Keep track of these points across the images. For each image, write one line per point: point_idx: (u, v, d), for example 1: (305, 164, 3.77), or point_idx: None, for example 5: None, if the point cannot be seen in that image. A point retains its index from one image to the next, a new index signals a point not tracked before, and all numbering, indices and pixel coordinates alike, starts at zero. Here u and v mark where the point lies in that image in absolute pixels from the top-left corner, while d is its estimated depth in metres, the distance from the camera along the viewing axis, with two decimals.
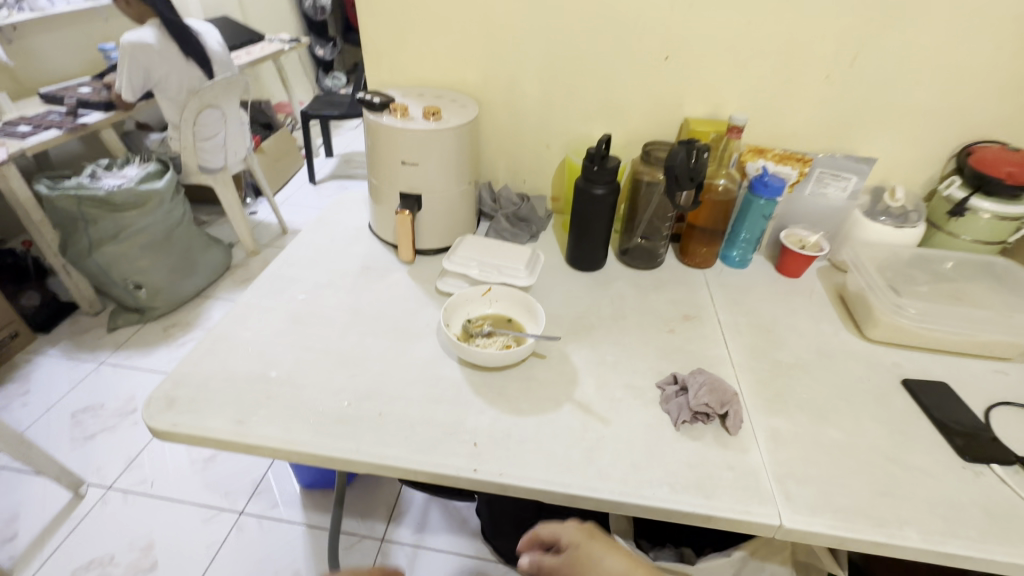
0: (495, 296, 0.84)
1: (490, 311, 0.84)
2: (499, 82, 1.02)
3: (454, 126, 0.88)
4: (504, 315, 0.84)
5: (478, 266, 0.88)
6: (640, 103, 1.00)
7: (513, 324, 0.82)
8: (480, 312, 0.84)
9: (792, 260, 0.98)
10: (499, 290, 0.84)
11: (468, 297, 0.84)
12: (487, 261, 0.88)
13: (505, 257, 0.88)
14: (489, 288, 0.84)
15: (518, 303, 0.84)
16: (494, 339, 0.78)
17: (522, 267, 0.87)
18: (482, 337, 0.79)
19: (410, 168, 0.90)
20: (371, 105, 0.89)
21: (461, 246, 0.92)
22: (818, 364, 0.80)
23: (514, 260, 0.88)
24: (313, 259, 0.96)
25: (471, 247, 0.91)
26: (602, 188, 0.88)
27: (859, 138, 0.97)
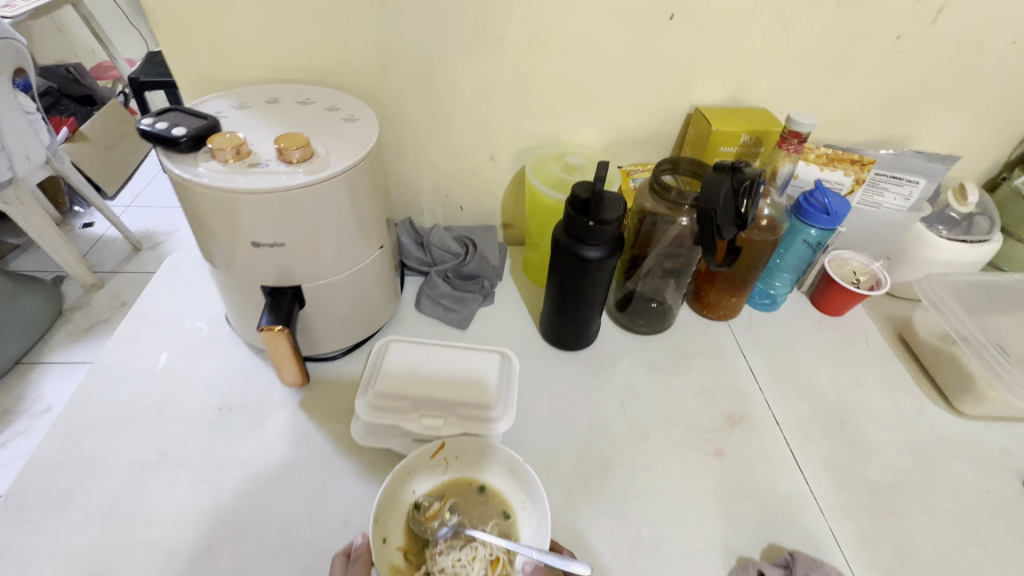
0: (452, 451, 0.50)
1: (449, 477, 0.50)
2: (407, 66, 0.62)
3: (337, 170, 0.49)
4: (472, 480, 0.51)
5: (417, 410, 0.53)
6: (630, 88, 0.65)
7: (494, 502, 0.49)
8: (431, 482, 0.50)
9: (839, 299, 0.72)
10: (457, 444, 0.50)
11: (408, 467, 0.49)
12: (428, 401, 0.53)
13: (458, 384, 0.55)
14: (441, 444, 0.49)
15: (493, 458, 0.50)
16: (471, 556, 0.45)
17: (490, 402, 0.54)
18: (447, 549, 0.46)
19: (271, 249, 0.51)
20: (173, 142, 0.47)
21: (381, 369, 0.55)
22: (922, 477, 0.57)
23: (473, 388, 0.55)
24: (130, 406, 0.57)
25: (398, 370, 0.55)
26: (599, 251, 0.55)
27: (923, 121, 0.70)
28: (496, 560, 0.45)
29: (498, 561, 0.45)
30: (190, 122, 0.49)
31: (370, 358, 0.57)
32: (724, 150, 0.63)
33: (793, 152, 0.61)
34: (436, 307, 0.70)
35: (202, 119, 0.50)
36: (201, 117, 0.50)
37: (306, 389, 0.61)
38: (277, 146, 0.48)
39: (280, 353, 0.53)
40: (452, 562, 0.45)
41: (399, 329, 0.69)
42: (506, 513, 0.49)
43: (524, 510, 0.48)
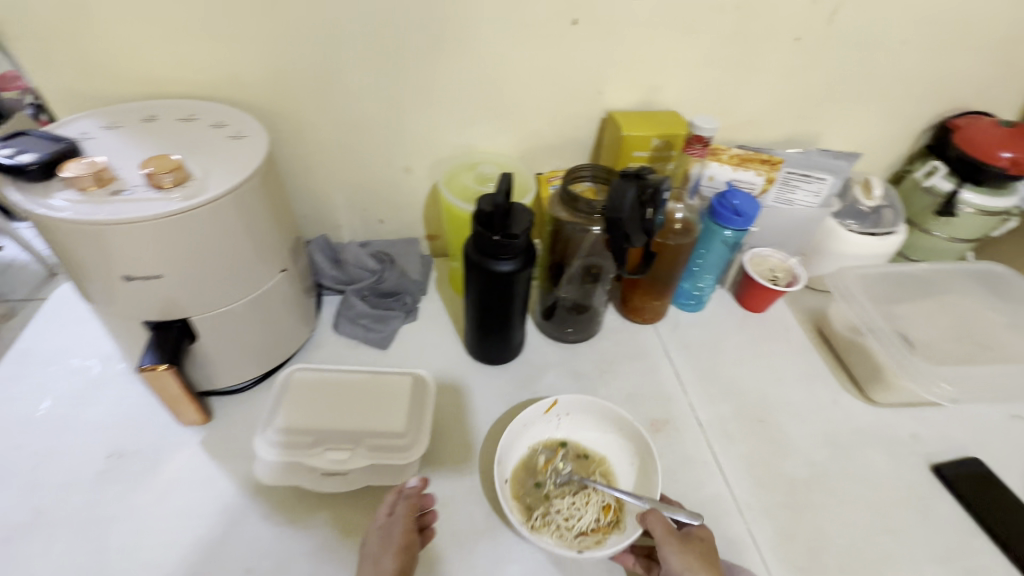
0: (564, 409, 0.59)
1: (562, 432, 0.59)
2: (304, 78, 0.59)
3: (216, 193, 0.45)
4: (577, 444, 0.58)
5: (321, 444, 0.51)
6: (541, 95, 0.64)
7: (601, 464, 0.57)
8: (546, 436, 0.58)
9: (758, 296, 0.73)
10: (567, 402, 0.58)
11: (526, 421, 0.57)
12: (333, 434, 0.51)
13: (368, 413, 0.53)
14: (554, 401, 0.58)
15: (600, 418, 0.59)
16: (585, 503, 0.52)
17: (401, 428, 0.52)
18: (564, 493, 0.53)
19: (146, 283, 0.47)
20: (21, 170, 0.43)
21: (284, 403, 0.54)
22: (837, 469, 0.58)
23: (385, 416, 0.53)
24: (5, 461, 0.52)
25: (303, 402, 0.54)
26: (512, 264, 0.53)
27: (829, 119, 0.72)
28: (609, 506, 0.52)
29: (609, 506, 0.52)
30: (43, 146, 0.45)
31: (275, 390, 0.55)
32: (637, 155, 0.63)
33: (698, 155, 0.63)
34: (354, 328, 0.67)
35: (60, 143, 0.45)
36: (60, 141, 0.46)
37: (209, 426, 0.57)
38: (145, 170, 0.44)
39: (165, 389, 0.49)
40: (568, 505, 0.52)
41: (315, 354, 0.65)
42: (611, 471, 0.56)
43: (629, 467, 0.56)
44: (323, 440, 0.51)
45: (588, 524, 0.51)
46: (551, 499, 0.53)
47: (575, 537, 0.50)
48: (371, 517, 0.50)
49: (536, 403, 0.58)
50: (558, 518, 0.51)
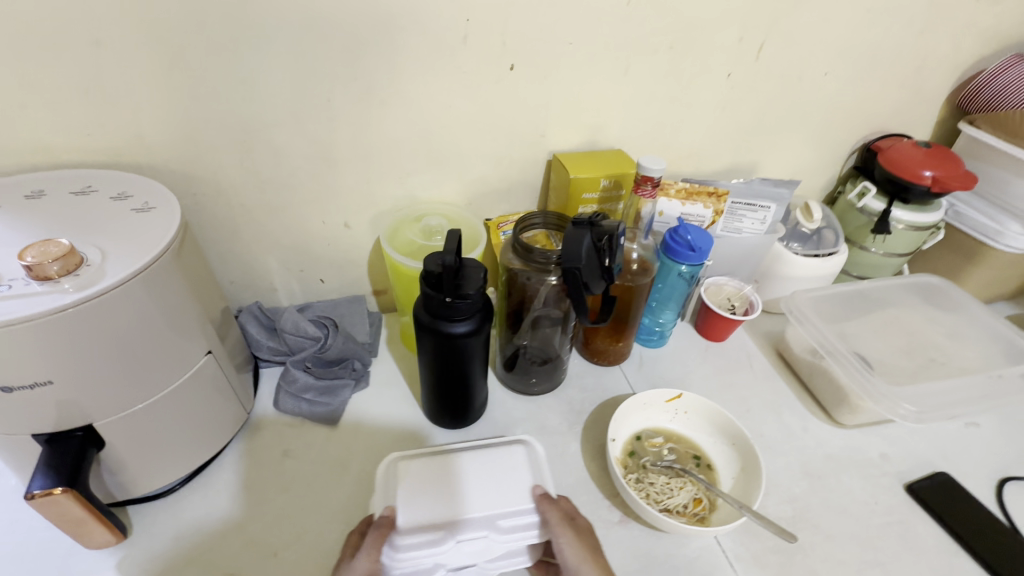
0: (684, 405, 0.60)
1: (674, 426, 0.60)
2: (223, 138, 0.53)
3: (119, 280, 0.39)
4: (693, 445, 0.59)
5: (452, 537, 0.45)
6: (484, 140, 0.62)
7: (708, 467, 0.57)
8: (660, 423, 0.60)
9: (717, 326, 0.73)
10: (691, 400, 0.60)
11: (646, 402, 0.60)
12: (462, 520, 0.46)
13: (491, 490, 0.49)
14: (678, 394, 0.60)
15: (717, 423, 0.59)
16: (677, 489, 0.54)
17: (530, 501, 0.48)
18: (663, 474, 0.55)
19: (31, 391, 0.39)
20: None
21: (396, 494, 0.48)
22: (818, 501, 0.57)
23: (509, 491, 0.49)
24: None
25: (414, 491, 0.48)
26: (467, 325, 0.50)
27: (765, 147, 0.74)
28: (699, 500, 0.53)
29: (700, 501, 0.53)
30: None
31: (377, 483, 0.50)
32: (587, 197, 0.61)
33: (648, 196, 0.62)
34: (299, 404, 0.60)
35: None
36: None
37: (127, 544, 0.48)
38: (24, 262, 0.37)
39: (62, 513, 0.41)
40: (663, 483, 0.54)
41: (253, 439, 0.58)
42: (714, 476, 0.56)
43: (731, 478, 0.55)
44: (458, 527, 0.46)
45: (676, 505, 0.52)
46: (649, 473, 0.55)
47: (659, 510, 0.52)
48: None
49: (662, 390, 0.61)
50: (652, 489, 0.54)
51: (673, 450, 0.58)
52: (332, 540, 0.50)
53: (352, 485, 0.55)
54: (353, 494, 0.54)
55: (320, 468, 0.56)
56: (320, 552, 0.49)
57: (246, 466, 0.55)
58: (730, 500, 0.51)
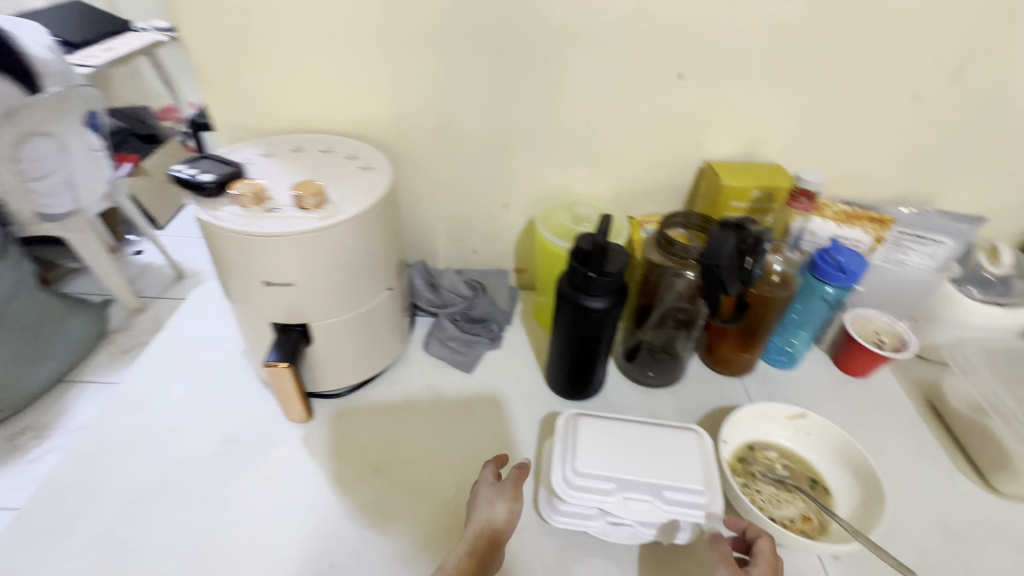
0: (807, 426, 0.59)
1: (793, 444, 0.59)
2: (426, 119, 0.65)
3: (350, 214, 0.51)
4: (811, 467, 0.57)
5: (622, 492, 0.49)
6: (641, 142, 0.67)
7: (824, 492, 0.55)
8: (778, 438, 0.59)
9: (858, 360, 0.69)
10: (816, 422, 0.58)
11: (766, 414, 0.60)
12: (635, 481, 0.49)
13: (659, 463, 0.50)
14: (802, 414, 0.59)
15: (841, 451, 0.57)
16: (786, 503, 0.53)
17: (701, 485, 0.48)
18: (773, 486, 0.55)
19: (281, 289, 0.54)
20: (201, 186, 0.51)
21: (576, 442, 0.52)
22: (952, 562, 0.52)
23: (681, 469, 0.49)
24: (143, 434, 0.59)
25: (594, 444, 0.52)
26: (603, 301, 0.55)
27: (949, 178, 0.68)
28: (810, 519, 0.52)
29: (809, 520, 0.52)
30: (222, 170, 0.53)
31: (558, 430, 0.55)
32: (735, 205, 0.63)
33: (801, 210, 0.63)
34: (443, 349, 0.71)
35: (215, 176, 0.52)
36: (231, 168, 0.54)
37: (309, 425, 0.62)
38: (296, 193, 0.51)
39: (286, 388, 0.55)
40: (771, 493, 0.54)
41: (405, 370, 0.69)
42: (831, 502, 0.54)
43: (850, 508, 0.53)
44: (624, 485, 0.49)
45: (783, 516, 0.52)
46: (759, 482, 0.56)
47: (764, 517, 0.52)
48: (445, 533, 0.53)
49: (786, 406, 0.60)
50: (759, 496, 0.54)
51: (787, 467, 0.57)
52: (457, 464, 0.59)
53: (477, 425, 0.63)
54: (478, 432, 0.62)
55: (453, 405, 0.65)
56: (446, 471, 0.58)
57: (397, 389, 0.67)
58: (845, 525, 0.50)
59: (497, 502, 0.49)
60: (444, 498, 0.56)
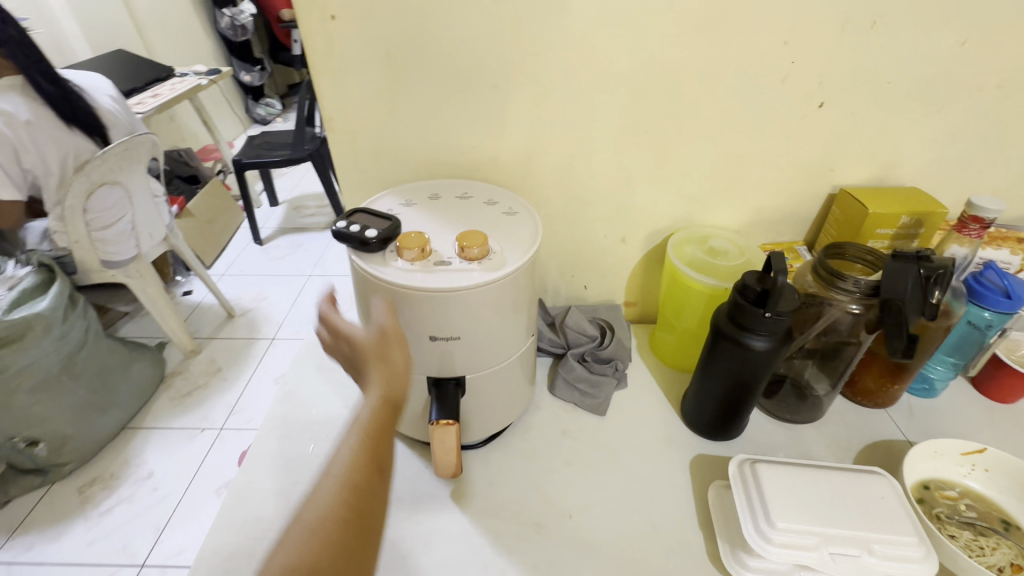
0: (985, 462, 0.56)
1: (972, 481, 0.56)
2: (552, 159, 0.65)
3: (516, 264, 0.50)
4: (997, 507, 0.54)
5: (827, 547, 0.46)
6: (770, 171, 0.65)
7: (1019, 533, 0.52)
8: (953, 475, 0.56)
9: (1008, 385, 0.66)
10: (997, 457, 0.55)
11: (938, 450, 0.57)
12: (839, 534, 0.46)
13: (859, 513, 0.47)
14: (980, 449, 0.56)
15: None
16: (988, 550, 0.50)
17: (913, 536, 0.45)
18: (964, 529, 0.52)
19: (445, 343, 0.52)
20: (366, 244, 0.50)
21: (761, 492, 0.50)
22: None
23: (884, 519, 0.47)
24: (289, 496, 0.58)
25: (783, 494, 0.49)
26: (774, 340, 0.52)
27: None
28: (1018, 566, 0.49)
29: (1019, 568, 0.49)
30: (381, 225, 0.51)
31: (733, 480, 0.53)
32: (881, 232, 0.61)
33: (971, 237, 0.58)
34: (572, 391, 0.69)
35: (378, 231, 0.51)
36: (388, 221, 0.53)
37: (454, 480, 0.60)
38: (460, 244, 0.50)
39: (448, 449, 0.52)
40: (968, 538, 0.51)
41: (536, 415, 0.68)
42: None
43: None
44: (829, 540, 0.46)
45: (990, 564, 0.49)
46: (948, 526, 0.52)
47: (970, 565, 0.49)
48: None
49: (957, 441, 0.57)
50: (957, 542, 0.51)
51: (972, 507, 0.54)
52: (616, 516, 0.56)
53: (625, 472, 0.61)
54: (628, 480, 0.60)
55: (595, 451, 0.63)
56: (606, 524, 0.56)
57: (533, 437, 0.65)
58: None
59: (381, 354, 0.43)
60: (614, 554, 0.53)
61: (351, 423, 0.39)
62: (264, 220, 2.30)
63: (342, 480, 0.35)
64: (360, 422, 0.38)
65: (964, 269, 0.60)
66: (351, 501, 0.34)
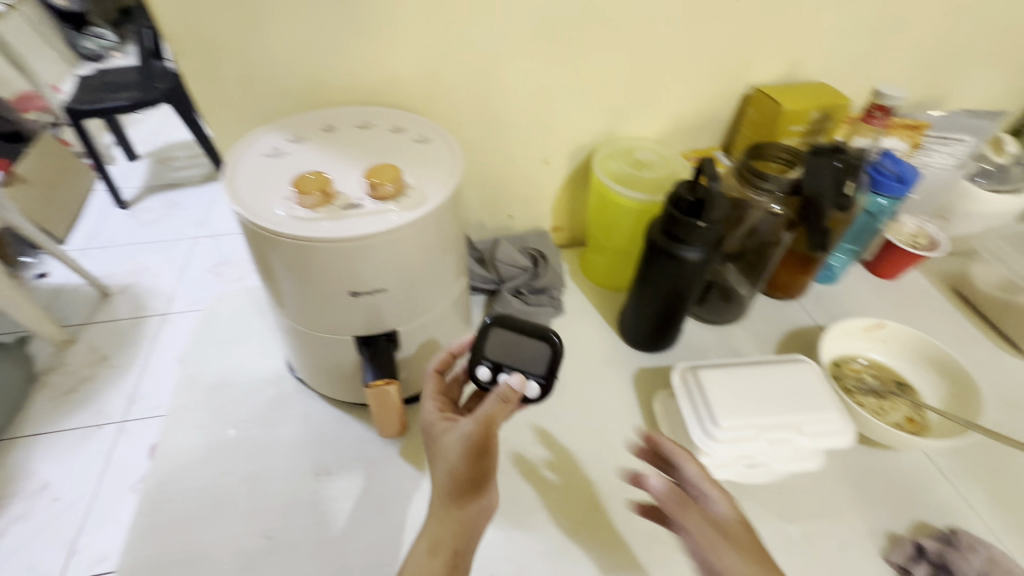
0: (883, 334, 0.62)
1: (873, 353, 0.63)
2: (461, 75, 0.57)
3: (438, 197, 0.44)
4: (893, 372, 0.61)
5: (765, 435, 0.49)
6: (689, 73, 0.63)
7: (910, 391, 0.59)
8: (858, 350, 0.63)
9: (896, 262, 0.73)
10: (894, 328, 0.62)
11: (846, 330, 0.62)
12: (776, 422, 0.49)
13: (790, 399, 0.51)
14: (880, 323, 0.62)
15: (919, 351, 0.61)
16: (889, 409, 0.57)
17: (835, 411, 0.50)
18: (870, 396, 0.58)
19: (371, 297, 0.46)
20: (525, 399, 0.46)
21: (703, 396, 0.52)
22: (1020, 427, 0.59)
23: (810, 399, 0.51)
24: (217, 489, 0.51)
25: (724, 395, 0.51)
26: (705, 249, 0.52)
27: (961, 78, 0.71)
28: (912, 420, 0.56)
29: (913, 421, 0.56)
30: (539, 364, 0.47)
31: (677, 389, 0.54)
32: (792, 129, 0.62)
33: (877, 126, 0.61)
34: None
35: (539, 381, 0.46)
36: (544, 346, 0.48)
37: (402, 437, 0.56)
38: (370, 181, 0.43)
39: (390, 409, 0.49)
40: (874, 403, 0.57)
41: None
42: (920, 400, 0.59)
43: (942, 401, 0.58)
44: (767, 428, 0.49)
45: (892, 422, 0.55)
46: (857, 395, 0.58)
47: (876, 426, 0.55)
48: (588, 516, 0.51)
49: (860, 319, 0.63)
50: (866, 409, 0.57)
51: (874, 375, 0.60)
52: (570, 443, 0.56)
53: (573, 397, 0.61)
54: (578, 404, 0.60)
55: None
56: (562, 452, 0.56)
57: None
58: (950, 418, 0.54)
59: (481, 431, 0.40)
60: (574, 479, 0.53)
61: (450, 447, 0.41)
62: (124, 179, 1.95)
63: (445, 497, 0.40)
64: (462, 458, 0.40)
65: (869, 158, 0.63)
66: (466, 487, 0.40)
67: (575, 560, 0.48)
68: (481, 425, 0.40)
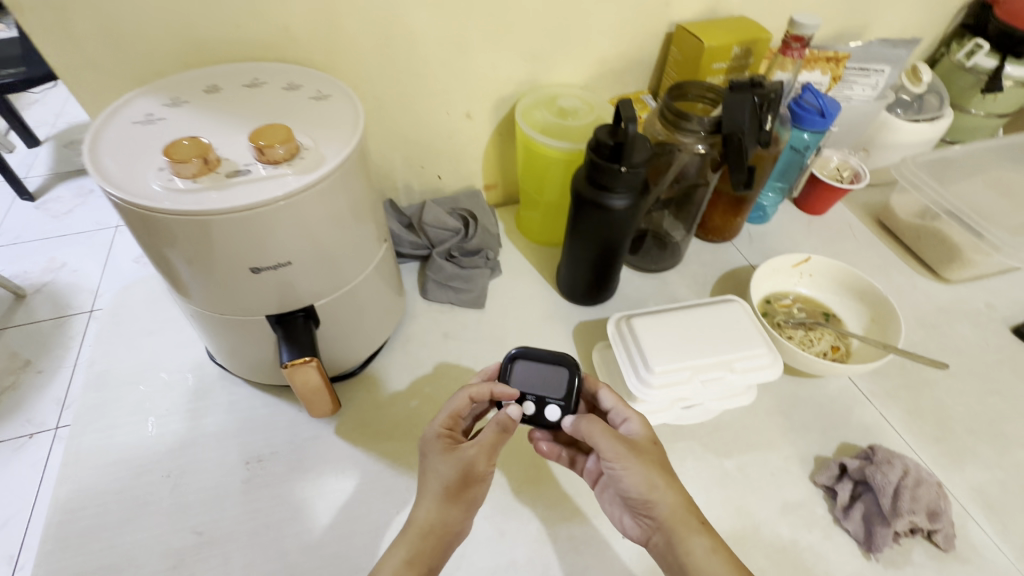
0: (810, 268, 0.64)
1: (800, 287, 0.64)
2: (360, 23, 0.52)
3: (336, 157, 0.40)
4: (819, 304, 0.63)
5: (696, 376, 0.50)
6: (608, 12, 0.59)
7: (835, 321, 0.61)
8: (786, 286, 0.64)
9: (822, 198, 0.74)
10: (819, 262, 0.63)
11: (775, 267, 0.63)
12: (706, 363, 0.50)
13: (719, 339, 0.52)
14: (806, 258, 0.64)
15: (842, 282, 0.63)
16: (815, 340, 0.59)
17: (762, 346, 0.51)
18: (798, 329, 0.60)
19: (276, 273, 0.42)
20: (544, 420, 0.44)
21: (636, 345, 0.51)
22: (934, 345, 0.62)
23: (739, 337, 0.52)
24: (138, 489, 0.48)
25: (656, 342, 0.51)
26: (631, 196, 0.51)
27: (879, 7, 0.71)
28: (837, 348, 0.58)
29: (837, 348, 0.58)
30: (562, 390, 0.45)
31: (611, 340, 0.54)
32: (714, 67, 0.60)
33: (794, 57, 0.60)
34: (446, 291, 0.64)
35: (558, 405, 0.44)
36: (564, 371, 0.46)
37: (337, 414, 0.54)
38: (255, 145, 0.39)
39: (317, 388, 0.46)
40: (801, 335, 0.59)
41: (412, 324, 0.63)
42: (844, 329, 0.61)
43: (863, 328, 0.60)
44: (698, 370, 0.50)
45: (817, 352, 0.57)
46: (786, 329, 0.60)
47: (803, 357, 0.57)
48: (530, 473, 0.51)
49: (787, 256, 0.64)
50: (794, 342, 0.58)
51: (802, 309, 0.62)
52: None
53: None
54: None
55: (480, 345, 0.61)
56: None
57: (413, 347, 0.60)
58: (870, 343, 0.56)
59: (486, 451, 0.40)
60: (515, 438, 0.53)
61: (438, 481, 0.40)
62: (25, 167, 1.77)
63: (425, 527, 0.39)
64: (454, 484, 0.40)
65: (789, 93, 0.63)
66: (452, 514, 0.40)
67: (520, 517, 0.48)
68: (482, 456, 0.40)
